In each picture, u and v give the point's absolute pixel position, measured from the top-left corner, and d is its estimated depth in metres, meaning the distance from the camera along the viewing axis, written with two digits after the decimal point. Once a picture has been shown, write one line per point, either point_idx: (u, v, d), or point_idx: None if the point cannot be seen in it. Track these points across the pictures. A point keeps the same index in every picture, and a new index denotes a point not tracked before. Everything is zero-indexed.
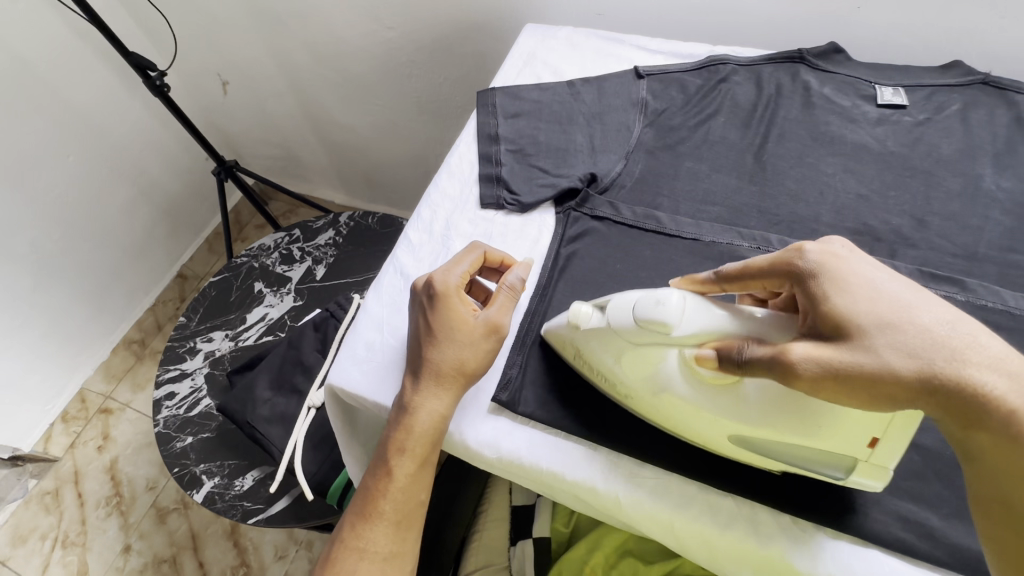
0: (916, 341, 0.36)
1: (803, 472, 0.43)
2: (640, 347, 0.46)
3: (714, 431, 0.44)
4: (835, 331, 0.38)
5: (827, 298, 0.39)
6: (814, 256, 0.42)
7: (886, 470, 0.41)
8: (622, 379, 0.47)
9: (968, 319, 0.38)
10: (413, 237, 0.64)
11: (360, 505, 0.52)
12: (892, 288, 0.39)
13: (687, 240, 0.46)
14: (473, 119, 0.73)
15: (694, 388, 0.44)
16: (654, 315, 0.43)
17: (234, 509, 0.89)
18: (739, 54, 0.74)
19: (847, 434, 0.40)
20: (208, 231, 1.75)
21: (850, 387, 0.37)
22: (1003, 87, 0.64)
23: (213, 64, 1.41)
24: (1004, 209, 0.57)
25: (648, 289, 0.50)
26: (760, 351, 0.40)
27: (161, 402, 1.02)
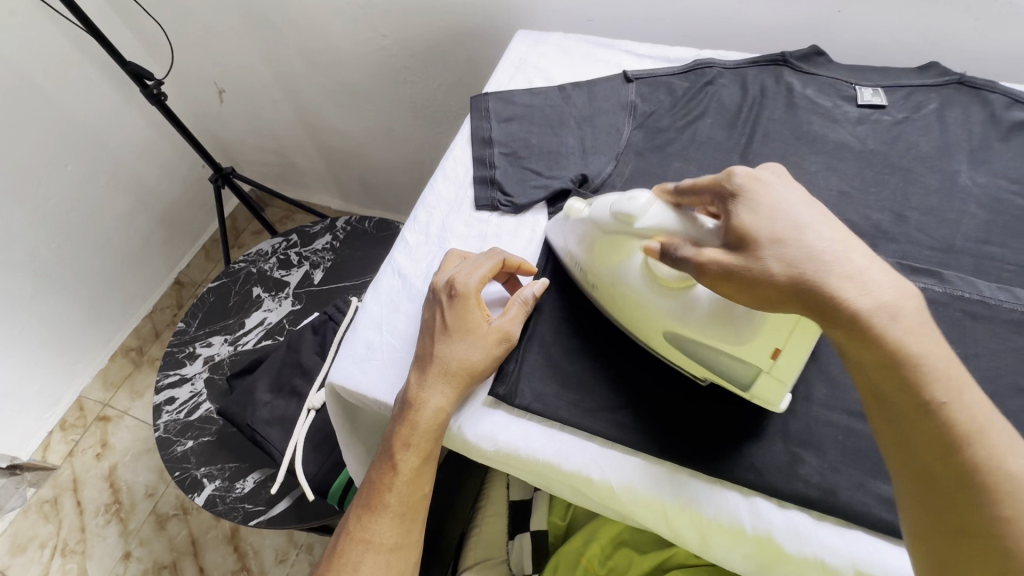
0: (795, 250, 0.39)
1: (764, 398, 0.47)
2: (609, 236, 0.52)
3: (652, 326, 0.50)
4: (775, 243, 0.40)
5: (734, 214, 0.43)
6: (740, 180, 0.44)
7: (783, 387, 0.45)
8: (594, 267, 0.54)
9: (854, 241, 0.40)
10: (409, 239, 0.66)
11: (365, 499, 0.53)
12: (795, 210, 0.41)
13: (625, 201, 0.49)
14: (467, 123, 0.75)
15: (646, 281, 0.50)
16: (627, 210, 0.49)
17: (236, 511, 0.90)
18: (724, 58, 0.76)
19: (748, 343, 0.45)
20: (205, 238, 1.77)
21: (736, 284, 0.41)
22: (978, 87, 0.66)
23: (209, 73, 1.43)
24: (980, 203, 0.59)
25: (602, 248, 0.53)
26: (716, 279, 0.42)
27: (161, 406, 1.03)
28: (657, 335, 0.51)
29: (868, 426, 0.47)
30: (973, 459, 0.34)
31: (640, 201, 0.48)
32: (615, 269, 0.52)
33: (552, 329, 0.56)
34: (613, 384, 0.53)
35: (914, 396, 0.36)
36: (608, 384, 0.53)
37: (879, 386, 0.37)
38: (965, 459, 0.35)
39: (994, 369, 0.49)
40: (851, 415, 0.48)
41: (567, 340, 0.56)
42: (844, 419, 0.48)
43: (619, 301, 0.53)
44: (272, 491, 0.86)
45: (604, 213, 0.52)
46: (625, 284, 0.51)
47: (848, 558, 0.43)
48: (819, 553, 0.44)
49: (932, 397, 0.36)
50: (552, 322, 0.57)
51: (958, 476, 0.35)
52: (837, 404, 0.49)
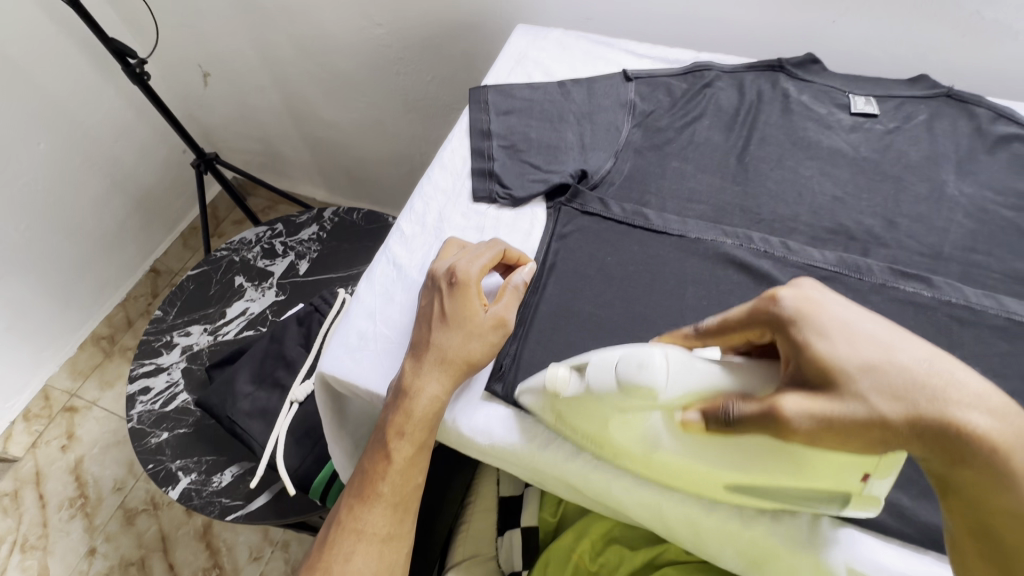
0: (899, 383, 0.37)
1: (856, 513, 0.43)
2: (625, 412, 0.43)
3: (711, 482, 0.44)
4: (868, 372, 0.37)
5: (804, 348, 0.39)
6: (789, 308, 0.41)
7: (880, 497, 0.41)
8: (609, 435, 0.46)
9: (948, 356, 0.38)
10: (405, 228, 0.65)
11: (357, 489, 0.52)
12: (875, 332, 0.39)
13: (632, 368, 0.41)
14: (465, 115, 0.74)
15: (689, 446, 0.43)
16: (637, 379, 0.41)
17: (212, 505, 0.87)
18: (722, 62, 0.77)
19: (834, 477, 0.40)
20: (184, 226, 1.71)
21: (841, 435, 0.37)
22: (965, 100, 0.68)
23: (194, 55, 1.39)
24: (967, 213, 0.60)
25: (614, 425, 0.45)
26: (813, 434, 0.37)
27: (135, 396, 0.99)
28: (719, 488, 0.45)
29: None
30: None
31: (653, 367, 0.41)
32: (642, 437, 0.44)
33: (550, 324, 0.56)
34: None
35: None
36: None
37: (1019, 537, 0.35)
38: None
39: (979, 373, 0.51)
40: None
41: (566, 334, 0.55)
42: None
43: (662, 470, 0.45)
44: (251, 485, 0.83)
45: (603, 376, 0.43)
46: (664, 453, 0.44)
47: (839, 555, 0.44)
48: (813, 550, 0.44)
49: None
50: (550, 317, 0.56)
51: None
52: None
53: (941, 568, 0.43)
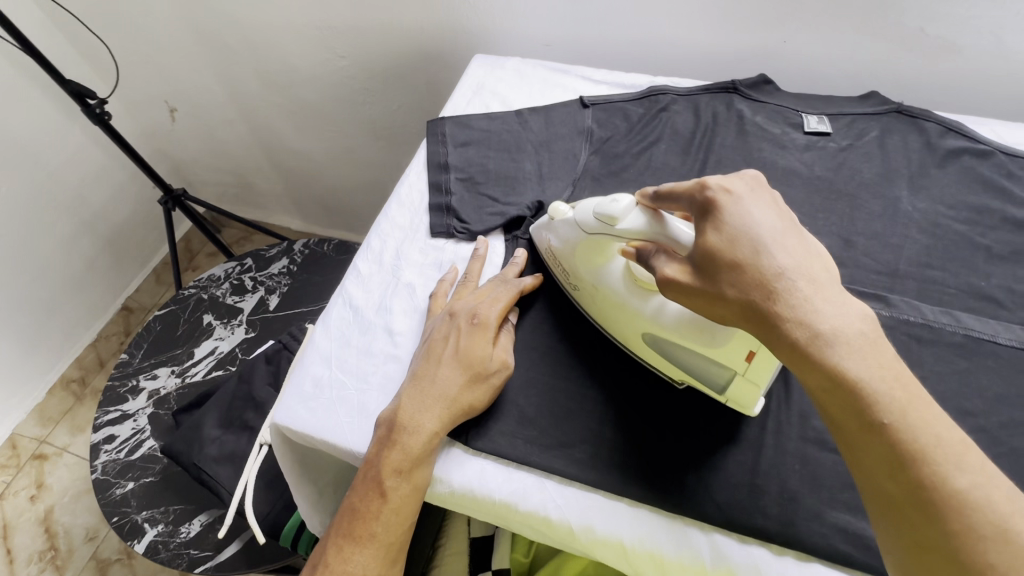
0: (753, 277, 0.39)
1: (739, 401, 0.48)
2: (593, 239, 0.52)
3: (632, 328, 0.51)
4: (732, 265, 0.40)
5: (701, 232, 0.43)
6: (714, 190, 0.44)
7: (759, 390, 0.46)
8: (576, 266, 0.55)
9: (812, 270, 0.40)
10: (362, 268, 0.63)
11: (347, 528, 0.48)
12: (754, 228, 0.41)
13: (607, 203, 0.50)
14: (423, 148, 0.74)
15: (627, 285, 0.52)
16: (610, 210, 0.49)
17: (180, 558, 0.84)
18: (677, 85, 0.78)
19: (720, 349, 0.46)
20: (156, 262, 1.69)
21: (692, 298, 0.42)
22: (914, 115, 0.69)
23: (159, 91, 1.38)
24: (920, 228, 0.61)
25: (583, 250, 0.53)
26: (679, 294, 0.43)
27: (99, 446, 0.96)
28: (640, 339, 0.51)
29: (825, 454, 0.47)
30: (920, 473, 0.34)
31: (622, 202, 0.49)
32: (597, 271, 0.53)
33: None
34: (574, 418, 0.51)
35: (861, 419, 0.36)
36: (567, 417, 0.51)
37: (833, 414, 0.37)
38: (908, 472, 0.35)
39: (939, 393, 0.50)
40: (808, 444, 0.48)
41: (525, 371, 0.54)
42: (802, 448, 0.48)
43: (601, 304, 0.53)
44: (218, 535, 0.80)
45: (588, 215, 0.52)
46: (607, 286, 0.52)
47: None
48: None
49: (880, 416, 0.36)
50: None
51: (916, 497, 0.34)
52: (798, 435, 0.48)
53: None
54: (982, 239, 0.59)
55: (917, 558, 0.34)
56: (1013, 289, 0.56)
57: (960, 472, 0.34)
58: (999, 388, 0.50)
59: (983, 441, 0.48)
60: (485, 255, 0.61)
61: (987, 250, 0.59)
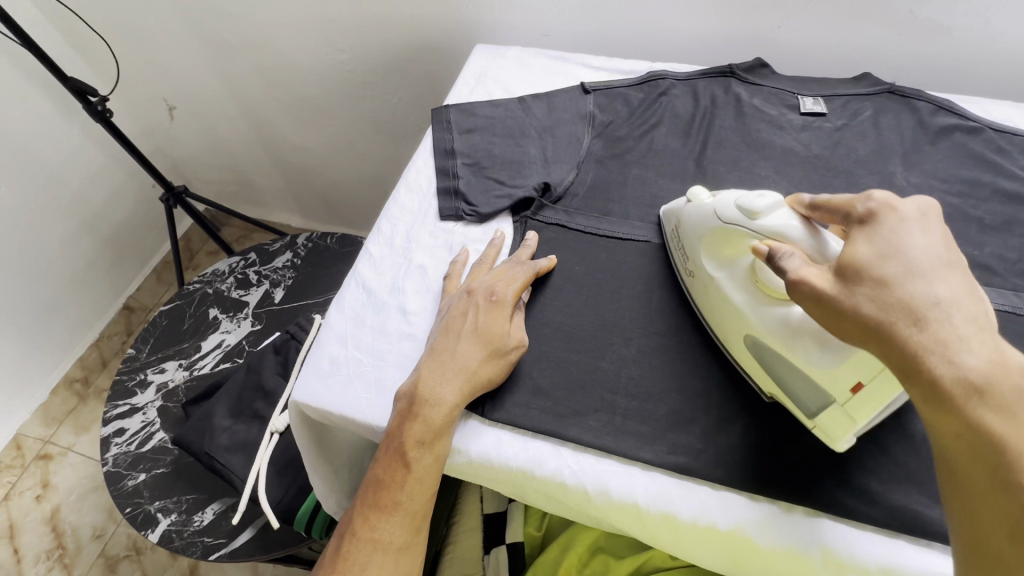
0: (902, 303, 0.38)
1: (827, 431, 0.45)
2: (724, 230, 0.51)
3: (735, 327, 0.50)
4: (879, 285, 0.39)
5: (854, 242, 0.42)
6: (879, 203, 0.44)
7: (854, 425, 0.44)
8: (697, 255, 0.54)
9: (972, 313, 0.37)
10: (373, 251, 0.65)
11: (372, 498, 0.50)
12: (914, 259, 0.39)
13: (754, 197, 0.48)
14: (429, 135, 0.75)
15: (745, 283, 0.50)
16: (754, 205, 0.48)
17: (194, 546, 0.85)
18: (675, 70, 0.79)
19: (824, 371, 0.43)
20: (156, 261, 1.69)
21: (820, 307, 0.41)
22: (906, 95, 0.71)
23: (158, 89, 1.38)
24: None
25: (711, 239, 0.52)
26: (806, 299, 0.42)
27: (109, 439, 0.96)
28: (739, 338, 0.50)
29: None
30: None
31: (768, 200, 0.48)
32: (718, 263, 0.52)
33: None
34: (586, 388, 0.53)
35: (989, 468, 0.35)
36: (579, 387, 0.53)
37: (955, 456, 0.36)
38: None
39: None
40: None
41: (536, 345, 0.55)
42: None
43: (709, 296, 0.53)
44: (232, 521, 0.81)
45: (728, 206, 0.51)
46: (721, 279, 0.51)
47: (815, 545, 0.45)
48: (790, 542, 0.45)
49: (1012, 474, 0.34)
50: None
51: (1020, 561, 0.33)
52: None
53: (914, 550, 0.44)
54: (974, 210, 0.61)
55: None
56: (1005, 258, 0.58)
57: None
58: None
59: None
60: (502, 245, 0.62)
61: (979, 221, 0.61)
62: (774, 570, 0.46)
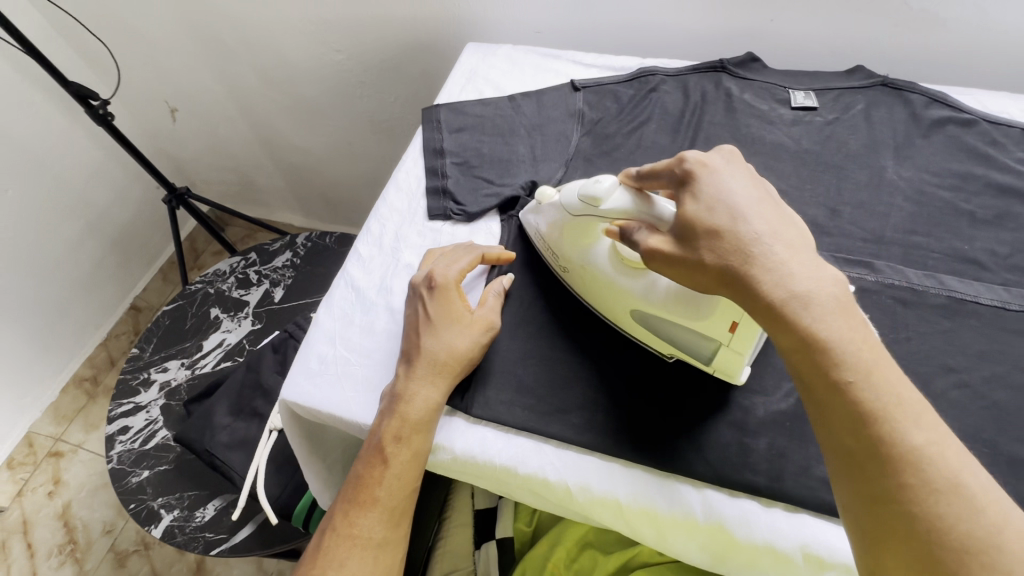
0: (733, 244, 0.41)
1: (725, 371, 0.49)
2: (578, 220, 0.53)
3: (619, 306, 0.53)
4: (712, 234, 0.42)
5: (681, 203, 0.45)
6: (691, 163, 0.46)
7: (743, 358, 0.47)
8: (563, 249, 0.56)
9: (787, 235, 0.41)
10: (363, 251, 0.65)
11: (352, 494, 0.51)
12: (732, 199, 0.43)
13: (591, 184, 0.50)
14: (419, 135, 0.76)
15: (614, 264, 0.53)
16: (594, 192, 0.50)
17: (196, 541, 0.87)
18: (666, 66, 0.79)
19: (702, 319, 0.47)
20: (162, 261, 1.71)
21: (671, 267, 0.44)
22: (900, 88, 0.71)
23: (160, 92, 1.40)
24: (905, 196, 0.62)
25: (570, 231, 0.55)
26: (661, 264, 0.44)
27: (114, 437, 0.99)
28: (627, 316, 0.53)
29: None
30: (877, 430, 0.35)
31: (605, 183, 0.50)
32: (585, 252, 0.54)
33: (505, 334, 0.56)
34: (571, 386, 0.53)
35: (828, 380, 0.37)
36: (565, 386, 0.53)
37: (802, 375, 0.38)
38: (879, 434, 0.35)
39: (922, 352, 0.52)
40: (796, 403, 0.50)
41: (523, 343, 0.56)
42: (791, 408, 0.49)
43: (589, 282, 0.55)
44: (232, 517, 0.83)
45: (572, 198, 0.53)
46: (596, 266, 0.53)
47: (796, 542, 0.44)
48: (771, 539, 0.45)
49: (843, 377, 0.37)
50: (505, 329, 0.57)
51: (875, 456, 0.35)
52: (786, 394, 0.50)
53: None
54: (966, 204, 0.61)
55: (871, 513, 0.35)
56: (996, 252, 0.58)
57: (921, 424, 0.36)
58: (981, 345, 0.52)
59: (965, 396, 0.50)
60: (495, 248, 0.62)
61: (970, 215, 0.60)
62: (756, 565, 0.46)
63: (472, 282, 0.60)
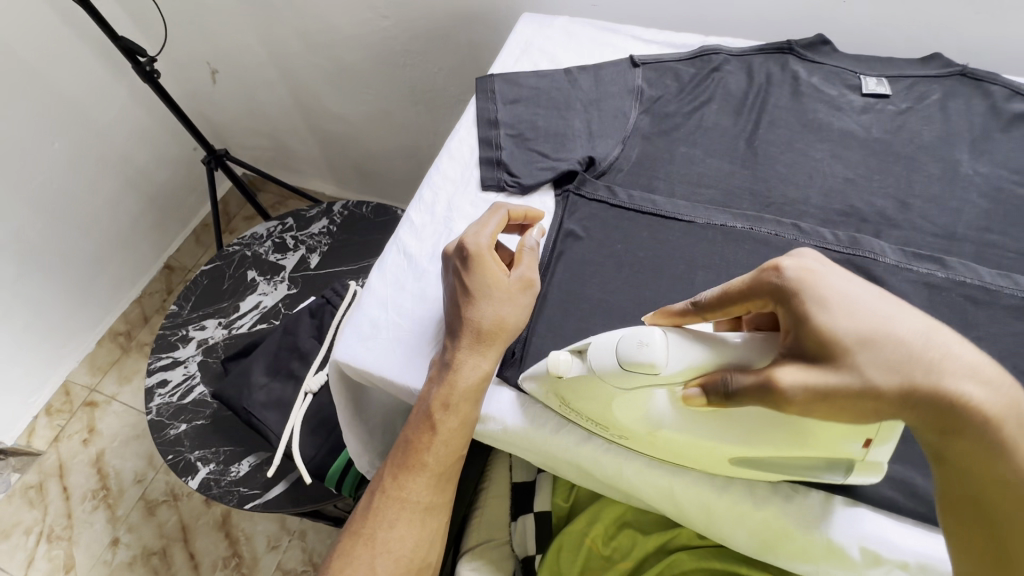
0: (898, 357, 0.37)
1: (863, 475, 0.43)
2: (626, 392, 0.44)
3: (713, 457, 0.45)
4: (869, 348, 0.37)
5: (810, 315, 0.39)
6: (793, 272, 0.41)
7: (881, 463, 0.42)
8: (615, 417, 0.46)
9: (942, 330, 0.38)
10: (414, 218, 0.65)
11: (401, 458, 0.52)
12: (874, 304, 0.39)
13: (635, 350, 0.42)
14: (472, 104, 0.74)
15: (699, 421, 0.44)
16: (644, 361, 0.42)
17: (230, 494, 0.89)
18: (730, 45, 0.76)
19: (828, 448, 0.41)
20: (196, 223, 1.74)
21: (831, 403, 0.37)
22: (980, 79, 0.67)
23: (203, 52, 1.40)
24: (981, 192, 0.60)
25: (619, 404, 0.45)
26: (811, 403, 0.38)
27: (153, 389, 1.02)
28: (726, 463, 0.45)
29: None
30: None
31: (653, 345, 0.42)
32: (650, 419, 0.45)
33: (558, 310, 0.56)
34: None
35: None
36: None
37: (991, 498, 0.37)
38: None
39: (993, 353, 0.50)
40: None
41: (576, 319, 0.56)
42: None
43: (673, 445, 0.46)
44: (267, 474, 0.85)
45: (607, 359, 0.44)
46: (671, 429, 0.45)
47: (853, 537, 0.44)
48: (826, 531, 0.44)
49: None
50: (558, 305, 0.57)
51: None
52: None
53: None
54: None
55: None
56: None
57: None
58: None
59: None
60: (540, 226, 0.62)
61: None
62: (806, 556, 0.46)
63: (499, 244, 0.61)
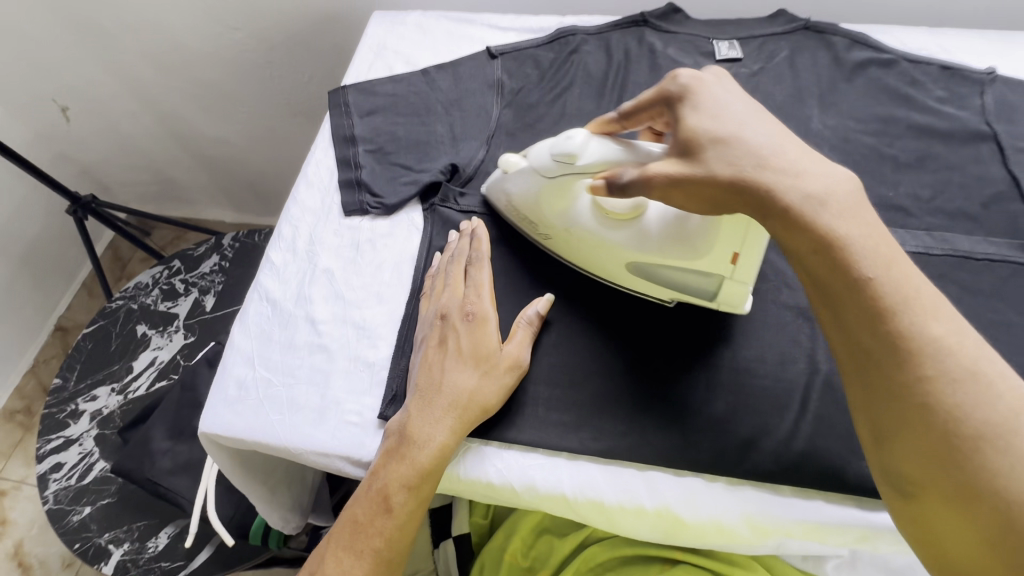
0: (747, 158, 0.40)
1: (730, 304, 0.50)
2: (556, 181, 0.51)
3: (614, 262, 0.51)
4: (722, 146, 0.41)
5: (682, 117, 0.44)
6: (684, 81, 0.45)
7: (747, 288, 0.48)
8: (544, 212, 0.53)
9: (798, 143, 0.42)
10: (276, 259, 0.60)
11: (346, 539, 0.46)
12: (739, 113, 0.42)
13: (563, 141, 0.49)
14: (327, 121, 0.69)
15: (599, 219, 0.51)
16: (565, 149, 0.48)
17: (151, 572, 0.83)
18: (587, 24, 0.74)
19: (707, 257, 0.47)
20: (84, 276, 1.59)
21: (688, 195, 0.42)
22: (822, 31, 0.69)
23: (44, 88, 1.24)
24: (831, 146, 0.61)
25: (547, 193, 0.52)
26: (671, 193, 0.42)
27: (47, 475, 0.92)
28: (622, 270, 0.52)
29: (754, 381, 0.48)
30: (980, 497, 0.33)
31: (576, 138, 0.48)
32: (566, 214, 0.53)
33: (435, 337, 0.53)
34: None
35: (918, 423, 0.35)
36: None
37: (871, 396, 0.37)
38: (918, 399, 0.35)
39: None
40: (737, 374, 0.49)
41: None
42: (733, 378, 0.49)
43: (578, 245, 0.53)
44: (185, 544, 0.79)
45: (544, 157, 0.51)
46: (579, 226, 0.52)
47: (739, 513, 0.45)
48: (716, 516, 0.45)
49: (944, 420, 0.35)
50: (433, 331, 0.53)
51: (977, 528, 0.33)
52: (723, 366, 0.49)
53: (830, 507, 0.44)
54: (889, 149, 0.60)
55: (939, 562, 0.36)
56: (919, 196, 0.58)
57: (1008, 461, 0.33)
58: None
59: None
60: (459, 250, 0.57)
61: (894, 160, 0.60)
62: (704, 540, 0.46)
63: (368, 279, 0.57)
